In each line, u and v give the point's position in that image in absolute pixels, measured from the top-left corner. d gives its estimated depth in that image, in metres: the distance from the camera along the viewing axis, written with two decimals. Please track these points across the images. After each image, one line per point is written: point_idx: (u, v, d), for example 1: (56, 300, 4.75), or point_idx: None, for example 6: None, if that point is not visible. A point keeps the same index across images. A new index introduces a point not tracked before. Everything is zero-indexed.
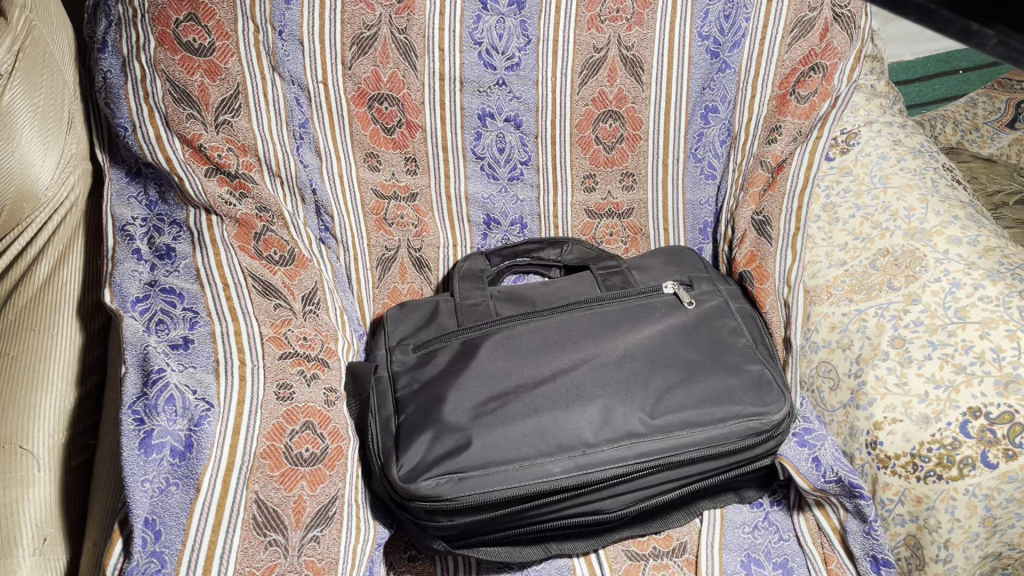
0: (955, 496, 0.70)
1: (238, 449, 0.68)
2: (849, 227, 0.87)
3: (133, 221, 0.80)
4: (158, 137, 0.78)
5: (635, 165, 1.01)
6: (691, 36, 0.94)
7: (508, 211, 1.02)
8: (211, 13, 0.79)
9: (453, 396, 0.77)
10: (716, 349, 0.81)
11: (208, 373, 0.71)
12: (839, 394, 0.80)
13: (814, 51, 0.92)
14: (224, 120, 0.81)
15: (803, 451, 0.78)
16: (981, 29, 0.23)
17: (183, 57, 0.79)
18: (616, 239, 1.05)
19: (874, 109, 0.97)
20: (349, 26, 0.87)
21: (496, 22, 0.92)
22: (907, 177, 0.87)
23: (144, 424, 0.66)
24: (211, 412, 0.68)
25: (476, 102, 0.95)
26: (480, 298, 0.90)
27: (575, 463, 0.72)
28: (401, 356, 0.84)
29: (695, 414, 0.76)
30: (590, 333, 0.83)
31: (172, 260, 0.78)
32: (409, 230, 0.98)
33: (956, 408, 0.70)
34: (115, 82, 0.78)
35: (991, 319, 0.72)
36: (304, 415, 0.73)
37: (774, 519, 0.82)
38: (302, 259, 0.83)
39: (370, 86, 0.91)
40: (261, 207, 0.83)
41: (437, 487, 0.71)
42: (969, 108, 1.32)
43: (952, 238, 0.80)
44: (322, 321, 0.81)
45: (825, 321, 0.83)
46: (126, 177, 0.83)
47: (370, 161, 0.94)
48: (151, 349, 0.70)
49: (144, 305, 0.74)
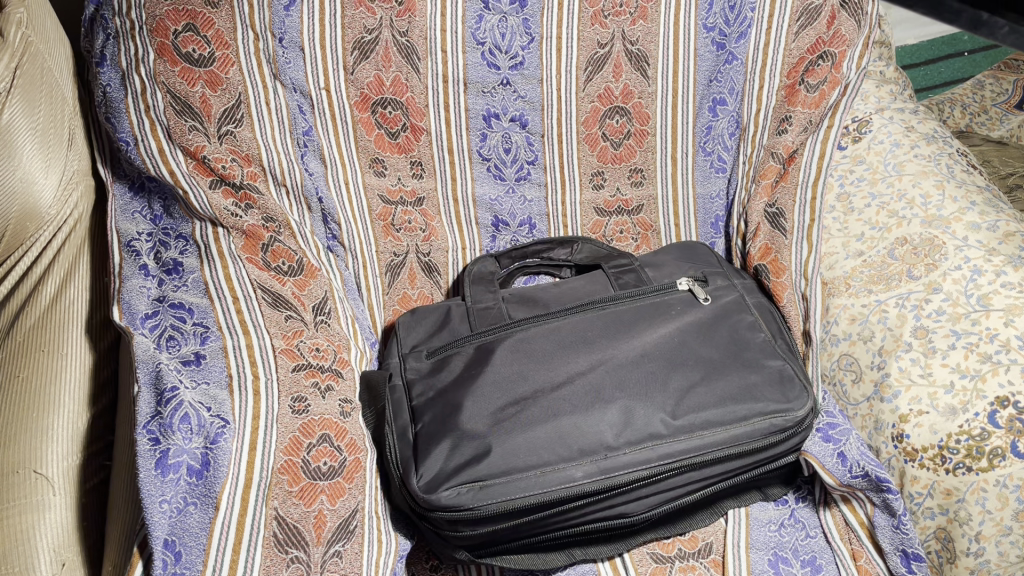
0: (985, 487, 0.69)
1: (255, 466, 0.67)
2: (865, 217, 0.86)
3: (139, 236, 0.79)
4: (161, 150, 0.78)
5: (643, 160, 0.99)
6: (696, 29, 0.93)
7: (517, 211, 1.00)
8: (210, 23, 0.79)
9: (470, 404, 0.76)
10: (735, 346, 0.80)
11: (221, 390, 0.70)
12: (862, 387, 0.78)
13: (822, 39, 0.90)
14: (227, 130, 0.81)
15: (827, 446, 0.77)
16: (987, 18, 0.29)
17: (184, 68, 0.78)
18: (627, 236, 1.02)
19: (885, 96, 0.96)
20: (351, 30, 0.86)
21: (498, 21, 0.91)
22: (922, 163, 0.86)
23: (159, 443, 0.66)
24: (227, 429, 0.67)
25: (480, 102, 0.94)
26: (492, 301, 0.89)
27: (598, 467, 0.71)
28: (414, 363, 0.83)
29: (717, 413, 0.75)
30: (606, 334, 0.81)
31: (180, 274, 0.77)
32: (417, 235, 0.96)
33: (983, 398, 0.70)
34: (115, 96, 0.78)
35: (1015, 306, 0.71)
36: (320, 428, 0.72)
37: (801, 516, 0.81)
38: (312, 269, 0.82)
39: (373, 90, 0.90)
40: (267, 217, 0.82)
41: (458, 497, 0.70)
42: (977, 91, 1.31)
43: (972, 223, 0.79)
44: (334, 331, 0.80)
45: (844, 313, 0.81)
46: (130, 192, 0.82)
47: (375, 166, 0.93)
48: (163, 366, 0.69)
49: (153, 321, 0.73)
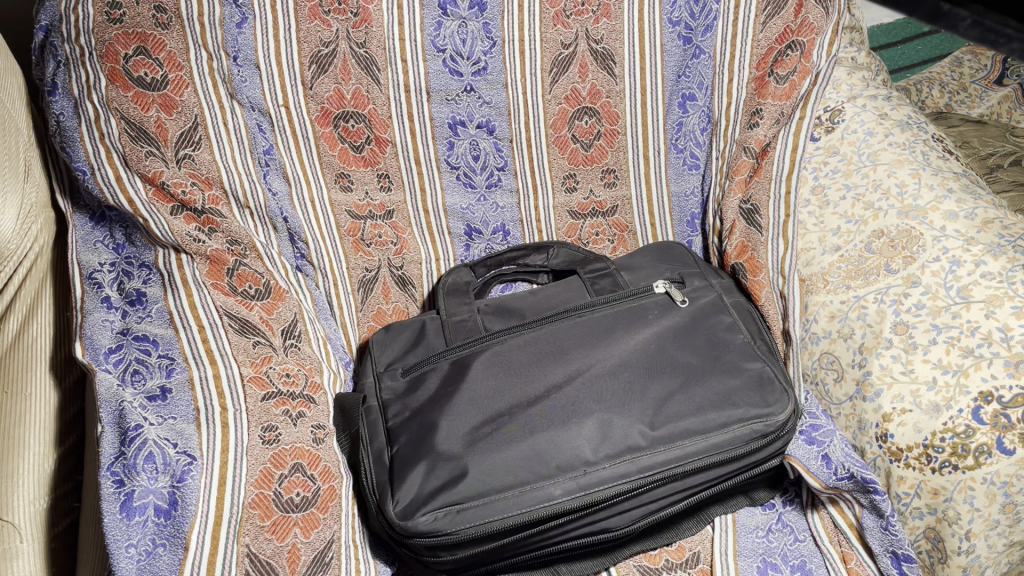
0: (973, 485, 0.68)
1: (226, 501, 0.65)
2: (841, 210, 0.83)
3: (101, 267, 0.76)
4: (118, 178, 0.75)
5: (615, 161, 0.98)
6: (661, 23, 0.91)
7: (489, 219, 0.98)
8: (161, 44, 0.77)
9: (445, 424, 0.74)
10: (714, 350, 0.79)
11: (189, 424, 0.68)
12: (845, 386, 0.77)
13: (790, 28, 0.89)
14: (185, 154, 0.79)
15: (812, 449, 0.76)
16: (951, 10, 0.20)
17: (136, 93, 0.76)
18: (603, 237, 1.01)
19: (858, 83, 0.92)
20: (307, 44, 0.84)
21: (458, 27, 0.88)
22: (896, 152, 0.83)
23: (124, 485, 0.63)
24: (194, 466, 0.65)
25: (445, 111, 0.92)
26: (468, 314, 0.86)
27: (577, 484, 0.70)
28: (390, 382, 0.82)
29: (697, 422, 0.73)
30: (584, 343, 0.80)
31: (144, 304, 0.74)
32: (388, 249, 0.94)
33: (966, 393, 0.68)
34: (69, 125, 0.75)
35: (996, 297, 0.69)
36: (292, 457, 0.70)
37: (789, 520, 0.80)
38: (280, 291, 0.80)
39: (333, 104, 0.87)
40: (232, 240, 0.79)
41: (435, 522, 0.68)
42: (955, 68, 1.29)
43: (949, 212, 0.77)
44: (305, 354, 0.78)
45: (823, 310, 0.80)
46: (91, 221, 0.79)
47: (342, 181, 0.91)
48: (126, 404, 0.67)
49: (117, 356, 0.70)
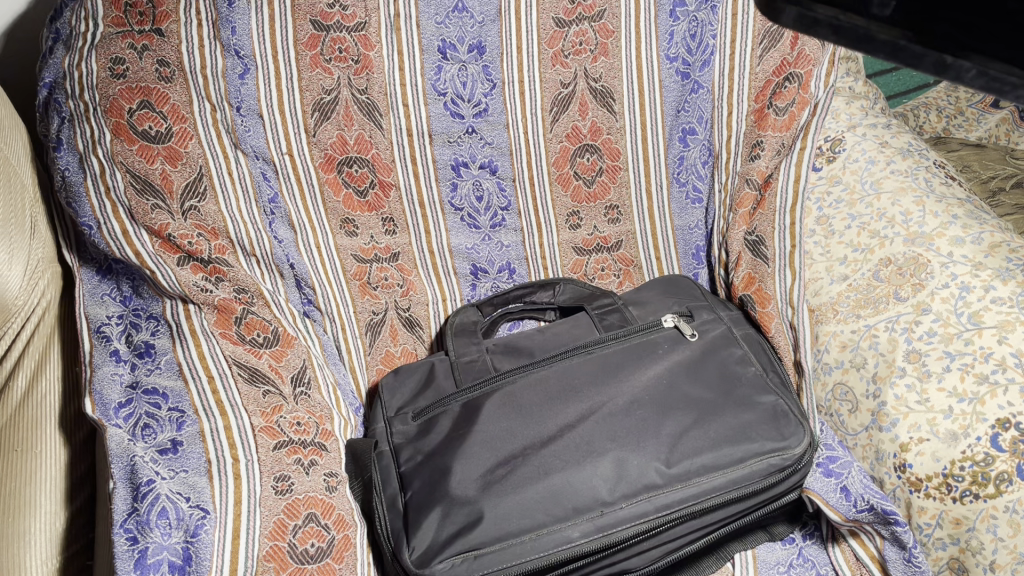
0: (995, 514, 0.67)
1: (240, 556, 0.64)
2: (846, 239, 0.83)
3: (109, 320, 0.76)
4: (124, 232, 0.74)
5: (618, 196, 0.99)
6: (659, 59, 0.92)
7: (495, 258, 0.99)
8: (165, 97, 0.77)
9: (459, 467, 0.73)
10: (726, 383, 0.79)
11: (201, 476, 0.66)
12: (860, 417, 0.77)
13: (787, 60, 0.89)
14: (190, 206, 0.78)
15: (829, 482, 0.76)
16: (955, 61, 0.24)
17: (142, 146, 0.76)
18: (609, 273, 1.02)
19: (856, 112, 0.93)
20: (309, 92, 0.85)
21: (458, 70, 0.89)
22: (899, 179, 0.84)
23: (137, 542, 0.62)
24: (207, 520, 0.64)
25: (447, 153, 0.93)
26: (476, 354, 0.87)
27: (595, 526, 0.69)
28: (401, 426, 0.81)
29: (713, 457, 0.73)
30: (594, 380, 0.79)
31: (152, 356, 0.74)
32: (395, 290, 0.95)
33: (984, 421, 0.67)
34: (74, 180, 0.75)
35: (1008, 322, 0.69)
36: (305, 507, 0.69)
37: (809, 555, 0.79)
38: (288, 338, 0.79)
39: (337, 151, 0.88)
40: (239, 288, 0.79)
41: (453, 569, 0.68)
42: (950, 93, 1.31)
43: (955, 238, 0.77)
44: (315, 402, 0.77)
45: (834, 340, 0.80)
46: (97, 274, 0.79)
47: (347, 227, 0.91)
48: (138, 459, 0.66)
49: (127, 410, 0.69)
